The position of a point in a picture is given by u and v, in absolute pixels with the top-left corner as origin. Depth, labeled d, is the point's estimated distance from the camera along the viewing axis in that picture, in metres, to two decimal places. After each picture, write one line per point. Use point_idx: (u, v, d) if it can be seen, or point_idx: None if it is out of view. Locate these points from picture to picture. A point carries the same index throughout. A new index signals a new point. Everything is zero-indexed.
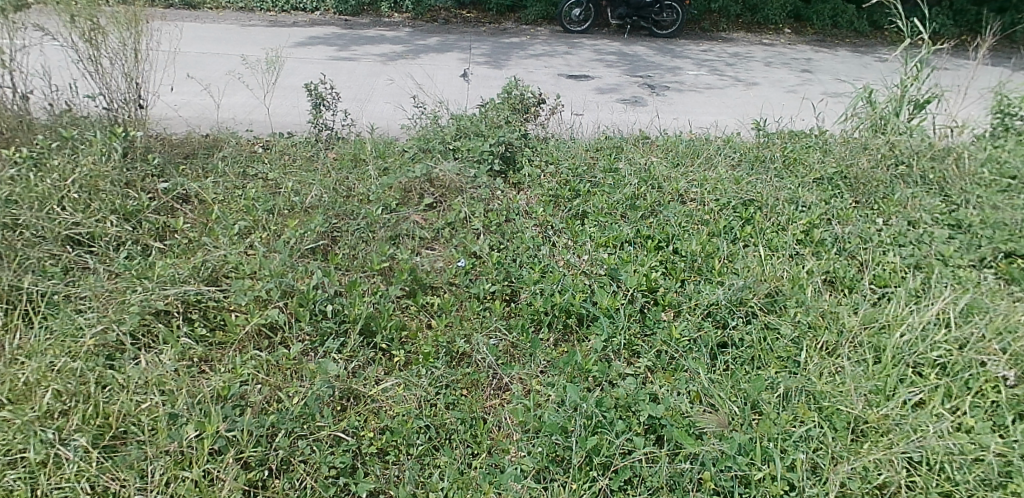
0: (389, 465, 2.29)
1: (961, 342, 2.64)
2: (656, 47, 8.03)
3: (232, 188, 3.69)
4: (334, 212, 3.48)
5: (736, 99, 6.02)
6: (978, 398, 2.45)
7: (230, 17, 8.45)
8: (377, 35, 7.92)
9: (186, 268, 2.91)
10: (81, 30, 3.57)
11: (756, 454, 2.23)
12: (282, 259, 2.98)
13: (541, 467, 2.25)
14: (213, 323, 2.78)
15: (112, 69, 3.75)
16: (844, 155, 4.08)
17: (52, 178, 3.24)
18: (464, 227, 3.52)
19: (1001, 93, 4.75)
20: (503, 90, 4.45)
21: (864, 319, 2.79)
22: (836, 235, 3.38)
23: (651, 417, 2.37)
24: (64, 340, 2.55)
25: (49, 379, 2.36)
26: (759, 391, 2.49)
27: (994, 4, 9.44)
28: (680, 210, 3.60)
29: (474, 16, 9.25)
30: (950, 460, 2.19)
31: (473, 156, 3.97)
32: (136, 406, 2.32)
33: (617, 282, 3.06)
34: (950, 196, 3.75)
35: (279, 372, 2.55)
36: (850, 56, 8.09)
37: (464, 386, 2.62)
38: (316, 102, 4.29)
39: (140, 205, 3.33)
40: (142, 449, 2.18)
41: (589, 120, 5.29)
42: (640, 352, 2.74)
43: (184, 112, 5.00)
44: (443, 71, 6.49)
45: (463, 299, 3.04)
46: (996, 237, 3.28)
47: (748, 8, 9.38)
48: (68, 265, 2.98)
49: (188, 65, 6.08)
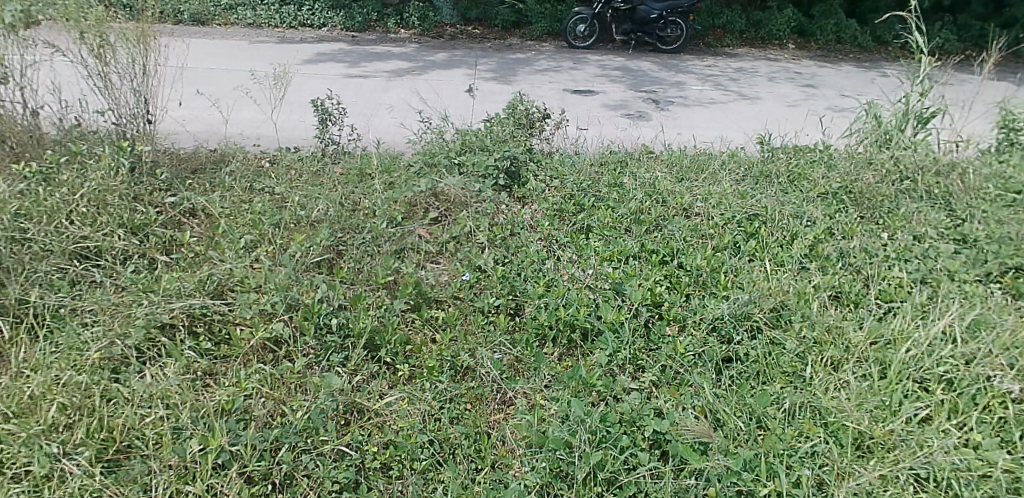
0: (393, 480, 2.28)
1: (968, 357, 2.62)
2: (661, 62, 8.07)
3: (238, 203, 3.71)
4: (340, 226, 3.50)
5: (741, 114, 6.04)
6: (985, 414, 2.42)
7: (239, 33, 8.55)
8: (385, 51, 7.99)
9: (192, 282, 2.92)
10: (90, 46, 3.62)
11: (760, 470, 2.22)
12: (287, 273, 3.01)
13: (544, 483, 2.23)
14: (218, 337, 2.79)
15: (121, 85, 3.79)
16: (849, 171, 4.09)
17: (61, 192, 3.28)
18: (469, 241, 3.52)
19: (1006, 108, 4.76)
20: (508, 106, 4.49)
21: (868, 334, 2.78)
22: (842, 249, 3.38)
23: (656, 432, 2.37)
24: (70, 354, 2.56)
25: (54, 393, 2.37)
26: (766, 406, 2.47)
27: (999, 19, 9.45)
28: (685, 224, 3.60)
29: (480, 31, 9.32)
30: (957, 476, 2.17)
31: (478, 171, 4.00)
32: (140, 420, 2.33)
33: (621, 296, 3.05)
34: (956, 211, 3.74)
35: (284, 385, 2.56)
36: (855, 71, 8.11)
37: (468, 400, 2.62)
38: (322, 117, 4.31)
39: (147, 219, 3.37)
40: (146, 463, 2.18)
41: (592, 135, 5.30)
42: (645, 367, 2.73)
43: (192, 127, 5.05)
44: (450, 86, 6.53)
45: (468, 313, 3.03)
46: (1002, 252, 3.25)
47: (753, 24, 9.48)
48: (75, 279, 3.00)
49: (196, 80, 6.14)
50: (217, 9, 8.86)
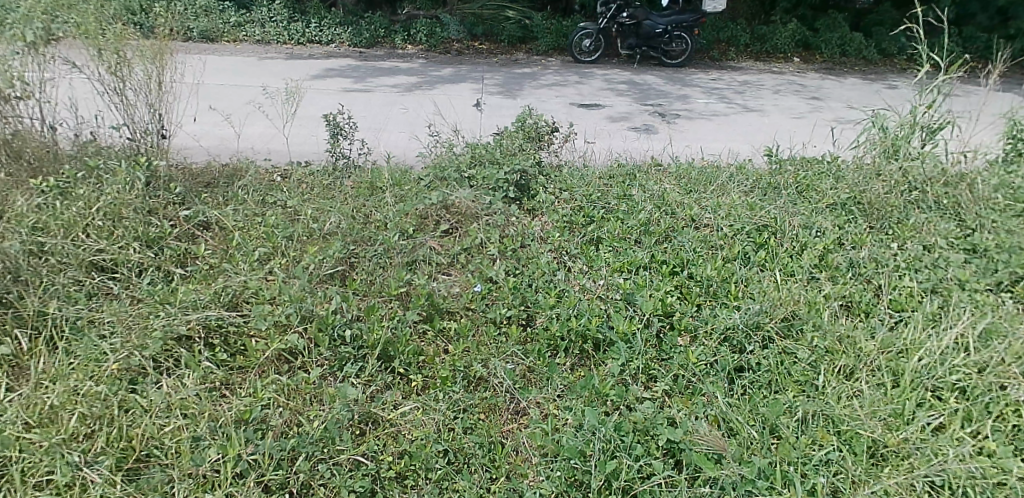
0: (409, 490, 2.30)
1: (980, 365, 2.63)
2: (666, 76, 8.14)
3: (251, 216, 3.74)
4: (352, 238, 3.54)
5: (747, 127, 6.08)
6: (998, 422, 2.44)
7: (248, 49, 8.64)
8: (392, 66, 8.08)
9: (208, 294, 2.96)
10: (108, 64, 3.69)
11: (776, 478, 2.24)
12: (301, 285, 3.03)
13: (559, 491, 2.25)
14: (234, 348, 2.81)
15: (137, 101, 3.86)
16: (856, 181, 4.11)
17: (77, 206, 3.33)
18: (480, 252, 3.56)
19: (1011, 119, 4.77)
20: (518, 120, 4.55)
21: (880, 344, 2.79)
22: (851, 259, 3.39)
23: (670, 441, 2.38)
24: (88, 365, 2.59)
25: (75, 402, 2.41)
26: (778, 414, 2.48)
27: (1002, 31, 9.53)
28: (695, 236, 3.62)
29: (486, 47, 9.42)
30: (973, 484, 2.18)
31: (488, 184, 4.03)
32: (159, 429, 2.36)
33: (633, 306, 3.07)
34: (964, 221, 3.76)
35: (299, 396, 2.59)
36: (860, 84, 8.16)
37: (482, 410, 2.64)
38: (334, 132, 4.36)
39: (162, 232, 3.41)
40: (166, 472, 2.21)
41: (601, 148, 5.35)
42: (657, 376, 2.75)
43: (205, 142, 5.11)
44: (457, 101, 6.59)
45: (480, 324, 3.06)
46: (1012, 261, 3.26)
47: (757, 38, 9.53)
48: (92, 291, 3.04)
49: (208, 97, 6.21)
50: (228, 26, 8.94)
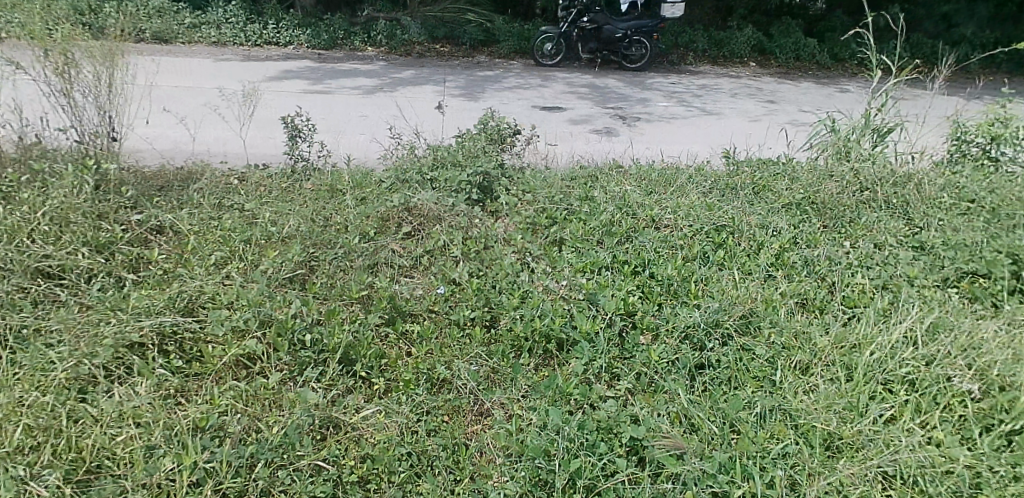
0: (371, 494, 2.27)
1: (928, 358, 2.72)
2: (626, 80, 8.23)
3: (207, 220, 3.65)
4: (311, 240, 3.48)
5: (705, 129, 6.18)
6: (946, 413, 2.52)
7: (203, 50, 8.45)
8: (352, 69, 8.00)
9: (161, 299, 2.88)
10: (54, 64, 3.58)
11: (736, 472, 2.27)
12: (259, 289, 2.98)
13: (523, 491, 2.25)
14: (190, 355, 2.75)
15: (85, 103, 3.76)
16: (810, 182, 4.22)
17: (21, 211, 3.21)
18: (442, 254, 3.55)
19: (957, 121, 4.94)
20: (480, 122, 4.55)
21: (834, 339, 2.86)
22: (806, 257, 3.47)
23: (633, 438, 2.41)
24: (34, 374, 2.49)
25: (20, 414, 2.31)
26: (738, 410, 2.52)
27: (946, 38, 9.90)
28: (656, 236, 3.66)
29: (448, 49, 9.39)
30: (923, 473, 2.25)
31: (450, 186, 4.02)
32: (110, 440, 2.29)
33: (595, 306, 3.09)
34: (913, 219, 3.88)
35: (258, 401, 2.53)
36: (813, 88, 8.38)
37: (445, 412, 2.62)
38: (292, 134, 4.29)
39: (112, 237, 3.31)
40: (118, 482, 2.14)
41: (563, 151, 5.38)
42: (619, 375, 2.77)
43: (159, 145, 4.98)
44: (419, 104, 6.56)
45: (443, 326, 3.04)
46: (958, 257, 3.38)
47: (714, 43, 9.71)
48: (37, 298, 2.93)
49: (161, 99, 6.06)
50: (182, 27, 8.73)
